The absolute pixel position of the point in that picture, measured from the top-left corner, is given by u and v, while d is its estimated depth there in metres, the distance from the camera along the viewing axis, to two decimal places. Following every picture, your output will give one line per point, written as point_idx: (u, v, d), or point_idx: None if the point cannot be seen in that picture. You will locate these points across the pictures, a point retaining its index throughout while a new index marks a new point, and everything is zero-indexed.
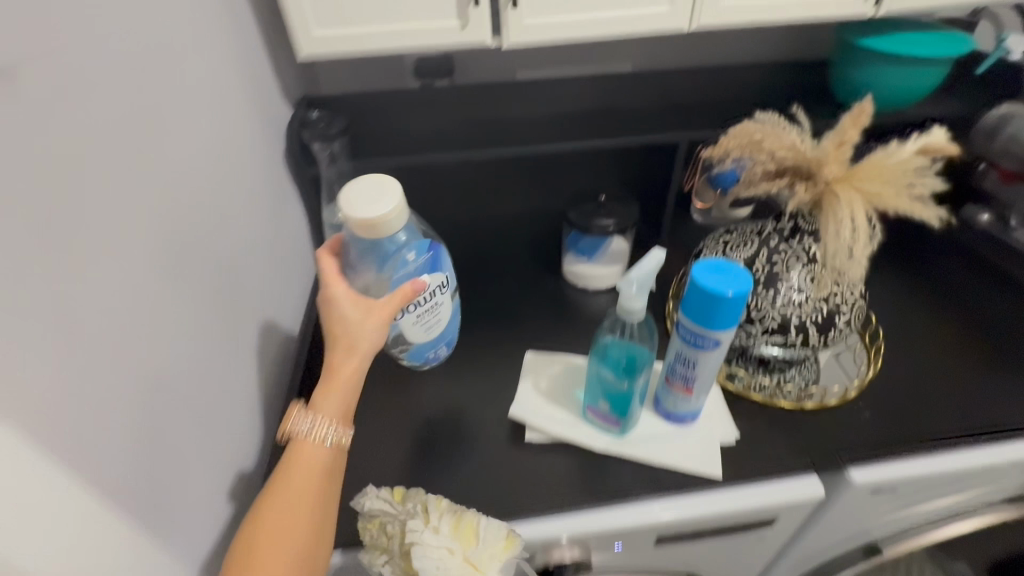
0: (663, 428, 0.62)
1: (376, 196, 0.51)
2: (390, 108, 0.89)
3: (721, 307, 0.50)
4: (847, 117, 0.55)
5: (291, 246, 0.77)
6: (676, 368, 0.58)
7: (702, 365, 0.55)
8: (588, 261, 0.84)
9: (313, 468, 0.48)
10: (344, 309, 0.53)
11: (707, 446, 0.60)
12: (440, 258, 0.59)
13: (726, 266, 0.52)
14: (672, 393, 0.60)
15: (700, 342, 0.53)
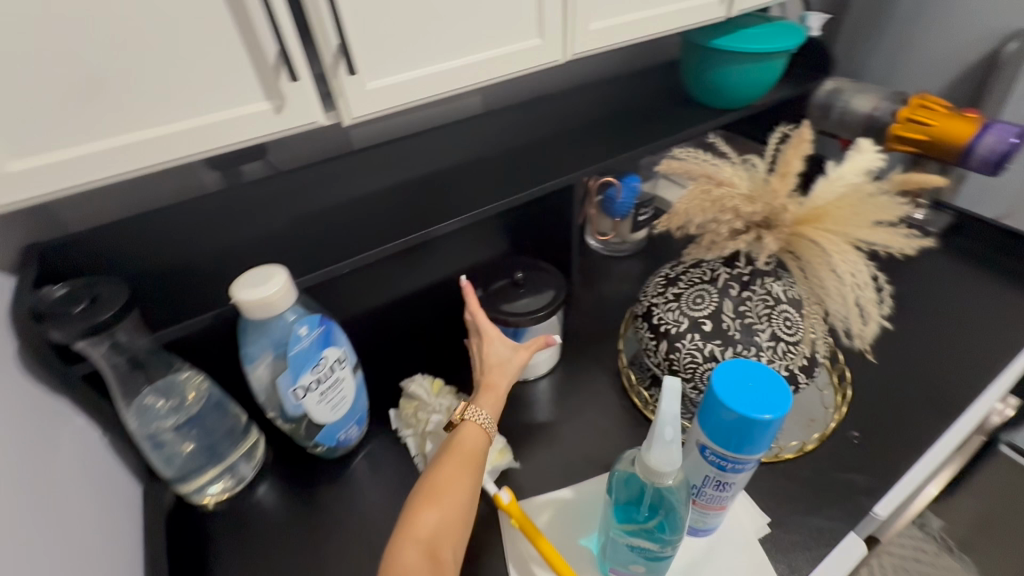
0: (694, 547, 0.52)
1: (264, 280, 0.47)
2: (195, 228, 0.62)
3: (759, 431, 0.39)
4: (788, 145, 0.49)
5: (94, 493, 0.48)
6: (704, 491, 0.46)
7: (737, 482, 0.45)
8: None
9: (475, 450, 0.50)
10: (501, 351, 0.59)
11: (747, 550, 0.51)
12: (334, 333, 0.54)
13: (745, 373, 0.41)
14: (700, 514, 0.49)
15: (737, 466, 0.42)
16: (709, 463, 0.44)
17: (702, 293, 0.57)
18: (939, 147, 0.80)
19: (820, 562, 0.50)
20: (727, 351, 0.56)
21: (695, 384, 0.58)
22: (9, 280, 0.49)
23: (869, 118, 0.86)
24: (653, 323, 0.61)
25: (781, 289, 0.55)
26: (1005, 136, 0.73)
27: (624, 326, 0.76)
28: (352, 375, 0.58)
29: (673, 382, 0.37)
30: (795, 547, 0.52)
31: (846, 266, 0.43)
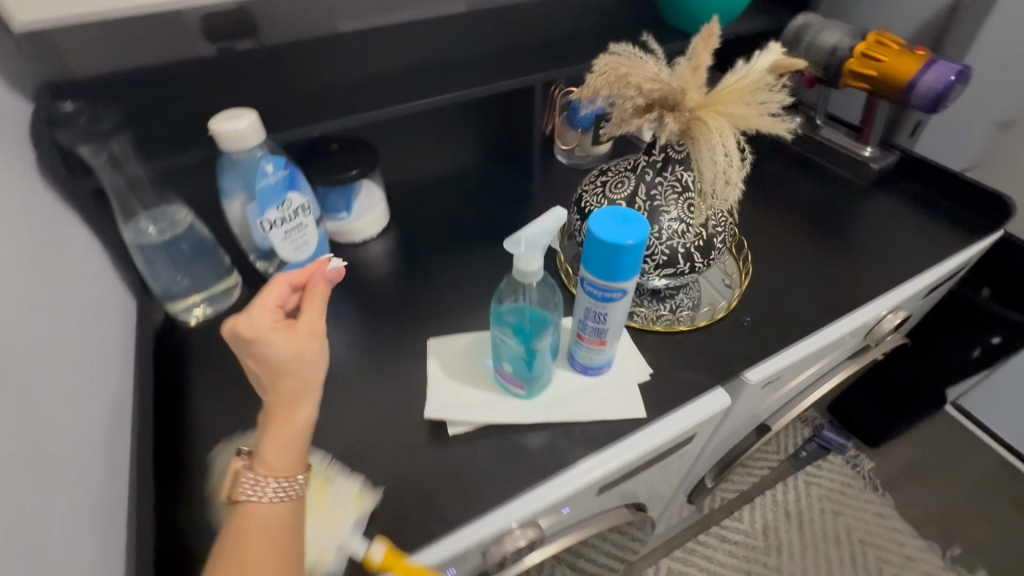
0: (583, 381, 0.62)
1: (238, 117, 0.55)
2: (188, 88, 0.71)
3: (625, 257, 0.48)
4: (699, 41, 0.55)
5: (91, 288, 0.59)
6: (587, 322, 0.56)
7: (612, 315, 0.54)
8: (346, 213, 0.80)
9: (263, 533, 0.39)
10: (272, 351, 0.41)
11: (624, 390, 0.61)
12: (302, 180, 0.64)
13: (624, 214, 0.50)
14: (586, 348, 0.59)
15: (608, 295, 0.52)
16: (588, 293, 0.53)
17: (623, 179, 0.65)
18: (887, 84, 0.84)
19: (686, 405, 0.61)
20: None
21: None
22: (25, 106, 0.58)
23: (830, 53, 0.90)
24: (581, 206, 0.69)
25: (689, 177, 0.62)
26: (944, 75, 0.78)
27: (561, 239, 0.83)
28: (316, 225, 0.68)
29: (553, 209, 0.49)
30: (667, 394, 0.62)
31: (721, 140, 0.51)
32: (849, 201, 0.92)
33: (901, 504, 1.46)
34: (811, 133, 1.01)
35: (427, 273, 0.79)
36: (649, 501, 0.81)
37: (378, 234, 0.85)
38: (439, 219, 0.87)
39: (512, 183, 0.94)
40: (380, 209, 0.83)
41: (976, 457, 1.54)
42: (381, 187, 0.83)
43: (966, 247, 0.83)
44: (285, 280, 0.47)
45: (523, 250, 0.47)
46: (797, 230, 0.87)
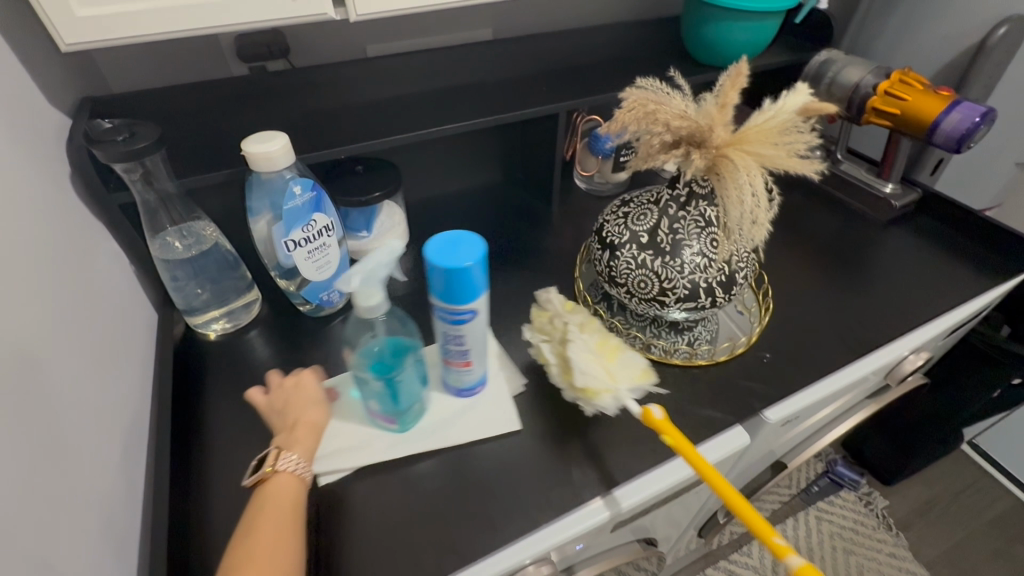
0: (459, 404, 0.64)
1: (270, 139, 0.56)
2: (220, 104, 0.72)
3: (467, 278, 0.50)
4: (727, 80, 0.55)
5: (115, 301, 0.60)
6: (449, 347, 0.58)
7: (469, 337, 0.56)
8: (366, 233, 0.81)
9: (287, 499, 0.49)
10: (310, 420, 0.57)
11: (500, 403, 0.64)
12: (327, 201, 0.65)
13: (461, 238, 0.52)
14: (454, 374, 0.61)
15: (458, 317, 0.53)
16: (441, 321, 0.55)
17: (646, 211, 0.65)
18: (910, 122, 0.84)
19: (705, 441, 0.61)
20: (658, 261, 0.63)
21: (628, 289, 0.67)
22: (65, 120, 0.59)
23: (853, 89, 0.90)
24: (602, 235, 0.69)
25: (712, 213, 0.62)
26: (969, 115, 0.78)
27: (577, 265, 0.83)
28: (338, 245, 0.68)
29: (387, 244, 0.55)
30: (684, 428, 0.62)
31: (749, 182, 0.51)
32: (869, 237, 0.92)
33: (919, 547, 1.41)
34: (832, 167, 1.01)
35: None
36: (661, 536, 0.79)
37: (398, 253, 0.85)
38: None
39: (531, 206, 0.94)
40: (400, 229, 0.83)
41: (997, 498, 1.50)
42: (402, 208, 0.84)
43: (990, 288, 0.82)
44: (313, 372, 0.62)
45: (357, 285, 0.52)
46: (816, 264, 0.87)
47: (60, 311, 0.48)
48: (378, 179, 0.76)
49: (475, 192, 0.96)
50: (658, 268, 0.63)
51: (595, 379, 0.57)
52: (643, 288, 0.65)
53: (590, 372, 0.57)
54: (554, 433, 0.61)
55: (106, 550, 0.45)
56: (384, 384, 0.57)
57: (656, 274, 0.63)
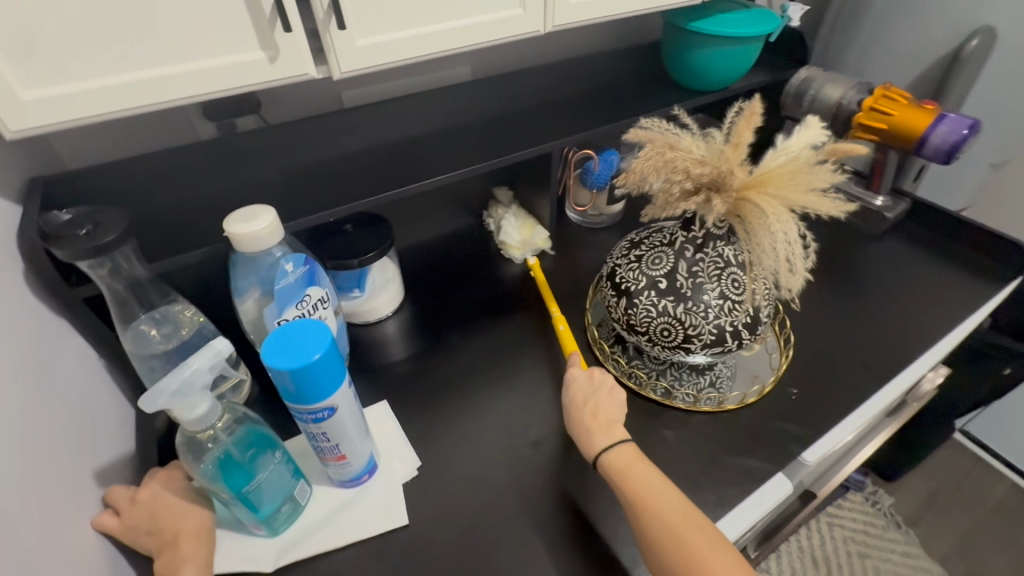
0: (342, 498, 0.56)
1: (257, 217, 0.51)
2: (190, 172, 0.66)
3: (320, 372, 0.43)
4: (740, 119, 0.53)
5: (87, 407, 0.53)
6: (319, 444, 0.49)
7: (335, 432, 0.48)
8: (360, 293, 0.75)
9: None
10: (190, 527, 0.49)
11: (391, 491, 0.57)
12: (321, 272, 0.59)
13: (303, 326, 0.45)
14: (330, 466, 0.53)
15: (316, 416, 0.46)
16: (299, 419, 0.47)
17: (661, 254, 0.62)
18: (898, 136, 0.85)
19: (750, 494, 0.57)
20: (681, 307, 0.60)
21: (649, 336, 0.63)
22: (14, 207, 0.52)
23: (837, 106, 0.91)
24: (615, 281, 0.65)
25: (732, 253, 0.59)
26: (957, 127, 0.78)
27: (586, 309, 0.79)
28: (335, 316, 0.63)
29: (216, 343, 0.42)
30: (725, 482, 0.59)
31: (779, 227, 0.49)
32: (867, 250, 0.92)
33: (930, 543, 1.42)
34: None
35: (452, 353, 0.74)
36: None
37: (394, 311, 0.80)
38: (457, 289, 0.83)
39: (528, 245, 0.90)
40: (394, 285, 0.78)
41: (994, 486, 1.53)
42: (395, 262, 0.79)
43: (996, 295, 0.82)
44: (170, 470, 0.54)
45: (173, 395, 0.39)
46: (822, 283, 0.86)
47: (19, 440, 0.41)
48: (370, 239, 0.71)
49: (467, 236, 0.91)
50: (682, 315, 0.60)
51: (512, 239, 0.86)
52: (666, 335, 0.62)
53: (508, 234, 0.86)
54: (590, 503, 0.57)
55: None
56: (236, 494, 0.47)
57: (680, 321, 0.60)
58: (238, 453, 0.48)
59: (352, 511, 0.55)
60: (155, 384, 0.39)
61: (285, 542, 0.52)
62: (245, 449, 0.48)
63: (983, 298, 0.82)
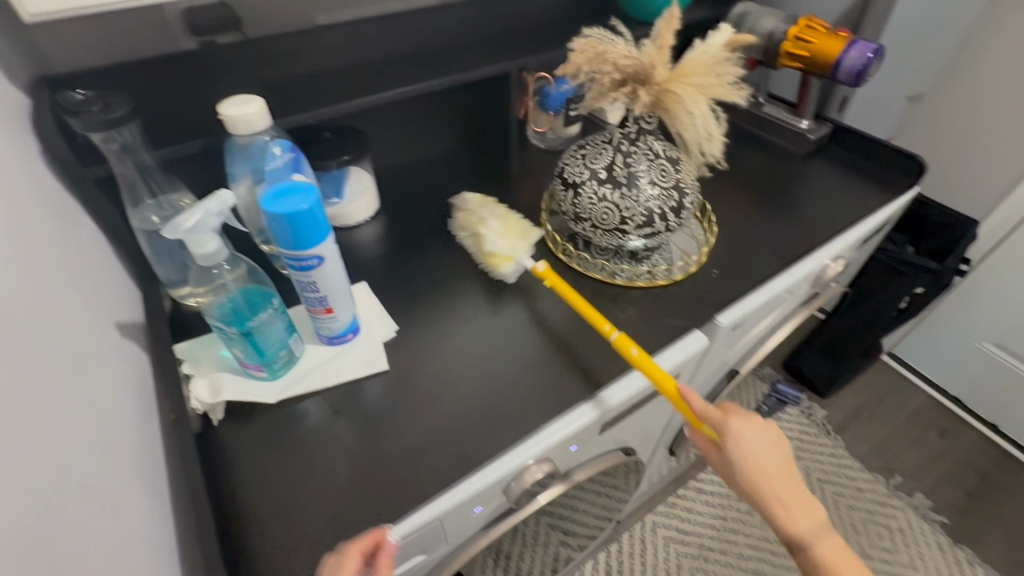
0: (328, 352, 0.66)
1: (248, 102, 0.59)
2: (177, 80, 0.72)
3: (308, 221, 0.52)
4: (662, 23, 0.63)
5: (108, 272, 0.61)
6: (309, 295, 0.60)
7: (322, 283, 0.58)
8: (339, 200, 0.84)
9: None
10: None
11: (372, 347, 0.67)
12: (304, 163, 0.67)
13: (293, 186, 0.53)
14: (319, 320, 0.63)
15: (304, 264, 0.55)
16: (292, 268, 0.56)
17: (602, 150, 0.72)
18: (817, 63, 0.96)
19: (670, 344, 0.71)
20: (617, 194, 0.71)
21: (592, 222, 0.74)
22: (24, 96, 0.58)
23: (768, 37, 1.01)
24: (564, 177, 0.75)
25: (660, 146, 0.70)
26: (864, 52, 0.90)
27: (542, 213, 0.90)
28: None
29: (221, 193, 0.51)
30: (652, 336, 0.71)
31: (694, 110, 0.61)
32: (791, 168, 1.04)
33: (854, 445, 1.61)
34: (755, 111, 1.12)
35: (424, 250, 0.84)
36: (637, 447, 0.89)
37: (370, 218, 0.89)
38: (427, 201, 0.92)
39: (492, 164, 0.99)
40: (370, 194, 0.87)
41: (912, 396, 1.73)
42: (370, 174, 0.88)
43: (890, 202, 0.97)
44: (357, 549, 0.49)
45: (187, 232, 0.49)
46: (749, 194, 0.98)
47: (57, 274, 0.49)
48: (347, 145, 0.79)
49: (436, 155, 1.00)
50: (617, 200, 0.70)
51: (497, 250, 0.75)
52: (606, 220, 0.73)
53: (496, 243, 0.75)
54: (539, 353, 0.68)
55: (139, 497, 0.47)
56: (245, 335, 0.57)
57: (616, 206, 0.71)
58: (244, 301, 0.57)
59: (340, 361, 0.65)
60: (174, 220, 0.49)
61: (283, 383, 0.63)
62: (249, 299, 0.58)
63: (878, 205, 0.96)
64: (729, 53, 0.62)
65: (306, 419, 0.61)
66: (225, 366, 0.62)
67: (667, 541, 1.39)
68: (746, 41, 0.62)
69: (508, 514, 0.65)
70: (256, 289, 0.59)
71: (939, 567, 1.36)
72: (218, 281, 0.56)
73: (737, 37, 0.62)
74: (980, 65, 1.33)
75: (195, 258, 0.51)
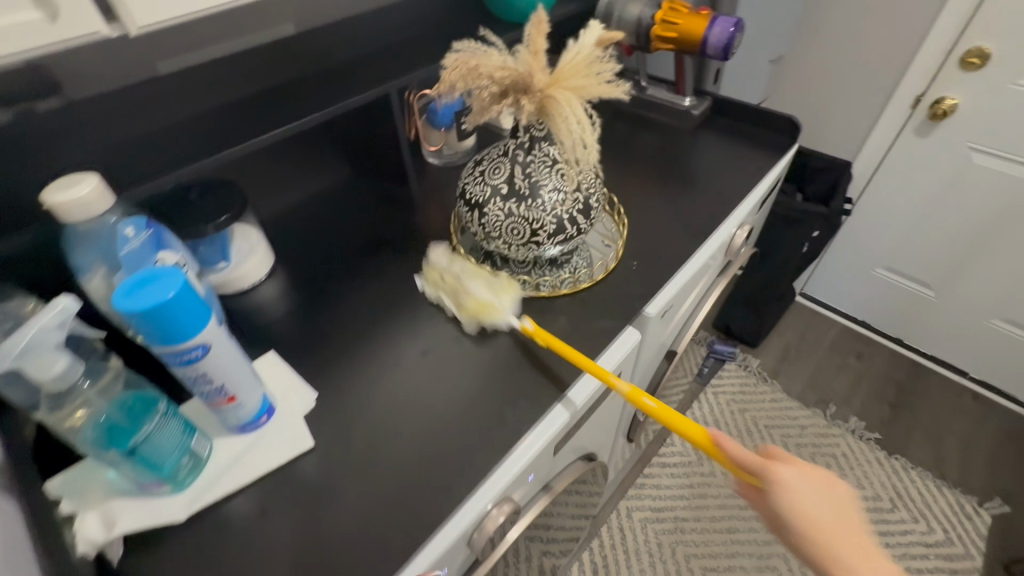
0: (242, 442, 0.58)
1: (79, 182, 0.50)
2: None
3: (178, 310, 0.45)
4: (532, 28, 0.61)
5: None
6: (203, 389, 0.52)
7: (216, 372, 0.51)
8: (228, 262, 0.76)
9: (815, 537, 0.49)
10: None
11: (292, 424, 0.60)
12: (169, 236, 0.59)
13: (151, 273, 0.46)
14: (224, 412, 0.55)
15: (187, 357, 0.48)
16: (174, 364, 0.48)
17: (499, 164, 0.70)
18: (686, 43, 1.00)
19: (606, 347, 0.70)
20: (522, 207, 0.68)
21: (503, 239, 0.71)
22: None
23: (636, 23, 1.04)
24: (467, 197, 0.72)
25: (555, 151, 0.68)
26: (725, 27, 0.95)
27: (454, 234, 0.86)
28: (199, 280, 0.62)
29: (60, 299, 0.42)
30: (588, 342, 0.70)
31: (560, 112, 0.58)
32: (685, 145, 1.08)
33: (789, 385, 1.72)
34: (641, 95, 1.15)
35: (335, 299, 0.77)
36: (596, 449, 0.88)
37: (268, 275, 0.81)
38: (327, 245, 0.85)
39: (392, 191, 0.94)
40: (261, 250, 0.79)
41: (829, 328, 1.88)
42: (257, 228, 0.80)
43: (777, 162, 1.03)
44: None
45: (20, 356, 0.40)
46: (651, 178, 1.00)
47: None
48: (222, 202, 0.71)
49: (330, 192, 0.92)
50: (524, 213, 0.68)
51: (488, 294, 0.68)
52: (517, 234, 0.70)
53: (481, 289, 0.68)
54: (477, 388, 0.65)
55: None
56: (131, 453, 0.48)
57: (524, 219, 0.68)
58: (121, 413, 0.49)
59: (258, 448, 0.58)
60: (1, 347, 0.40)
61: (194, 492, 0.55)
62: (127, 409, 0.49)
63: (768, 168, 1.01)
64: (602, 51, 0.61)
65: (228, 528, 0.54)
66: (118, 491, 0.53)
67: (644, 522, 1.41)
68: (617, 37, 0.61)
69: (477, 564, 0.61)
70: (132, 395, 0.50)
71: (881, 480, 1.48)
72: (78, 399, 0.47)
73: (607, 34, 0.62)
74: (823, 23, 1.46)
75: (39, 383, 0.43)
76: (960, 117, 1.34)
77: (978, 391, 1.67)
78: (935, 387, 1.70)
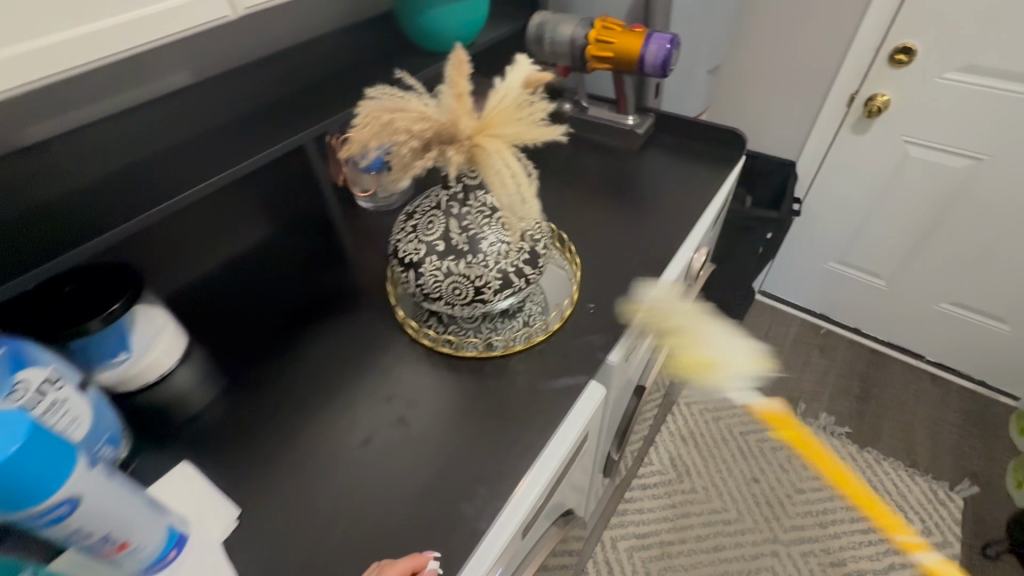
0: None
1: None
2: None
3: (22, 466, 0.35)
4: (451, 70, 0.54)
5: None
6: (87, 544, 0.42)
7: (95, 523, 0.41)
8: (128, 356, 0.65)
9: None
10: None
11: (210, 555, 0.51)
12: (29, 353, 0.51)
13: None
14: (120, 563, 0.45)
15: (50, 516, 0.38)
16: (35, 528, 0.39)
17: (433, 219, 0.63)
18: (623, 62, 0.96)
19: (569, 410, 0.63)
20: (462, 265, 0.61)
21: (445, 300, 0.64)
22: None
23: (570, 44, 0.99)
24: (400, 257, 0.65)
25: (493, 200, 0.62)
26: (662, 44, 0.91)
27: (394, 290, 0.78)
28: (79, 393, 0.53)
29: None
30: (550, 406, 0.63)
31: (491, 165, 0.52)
32: (633, 166, 1.04)
33: (759, 387, 1.72)
34: (582, 116, 1.10)
35: (261, 383, 0.68)
36: (571, 505, 0.82)
37: (182, 360, 0.70)
38: (251, 316, 0.76)
39: (322, 245, 0.85)
40: (168, 333, 0.69)
41: (790, 323, 1.89)
42: (161, 308, 0.69)
43: (727, 177, 1.00)
44: None
45: None
46: (601, 205, 0.95)
47: None
48: (113, 292, 0.61)
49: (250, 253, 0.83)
50: (464, 272, 0.61)
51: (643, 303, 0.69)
52: (460, 294, 0.63)
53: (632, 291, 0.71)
54: (428, 478, 0.57)
55: None
56: None
57: (466, 278, 0.61)
58: None
59: None
60: None
61: None
62: None
63: (719, 184, 0.98)
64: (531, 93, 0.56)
65: None
66: None
67: (630, 552, 1.36)
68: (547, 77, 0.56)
69: None
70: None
71: None
72: None
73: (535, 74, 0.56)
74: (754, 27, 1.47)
75: None
76: (894, 112, 1.37)
77: (935, 373, 1.72)
78: (896, 374, 1.73)
